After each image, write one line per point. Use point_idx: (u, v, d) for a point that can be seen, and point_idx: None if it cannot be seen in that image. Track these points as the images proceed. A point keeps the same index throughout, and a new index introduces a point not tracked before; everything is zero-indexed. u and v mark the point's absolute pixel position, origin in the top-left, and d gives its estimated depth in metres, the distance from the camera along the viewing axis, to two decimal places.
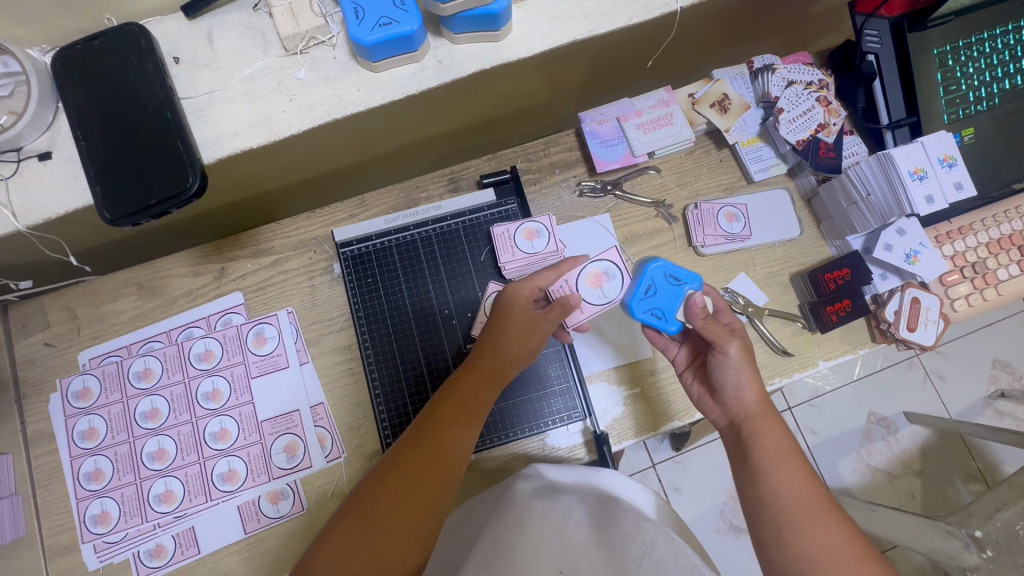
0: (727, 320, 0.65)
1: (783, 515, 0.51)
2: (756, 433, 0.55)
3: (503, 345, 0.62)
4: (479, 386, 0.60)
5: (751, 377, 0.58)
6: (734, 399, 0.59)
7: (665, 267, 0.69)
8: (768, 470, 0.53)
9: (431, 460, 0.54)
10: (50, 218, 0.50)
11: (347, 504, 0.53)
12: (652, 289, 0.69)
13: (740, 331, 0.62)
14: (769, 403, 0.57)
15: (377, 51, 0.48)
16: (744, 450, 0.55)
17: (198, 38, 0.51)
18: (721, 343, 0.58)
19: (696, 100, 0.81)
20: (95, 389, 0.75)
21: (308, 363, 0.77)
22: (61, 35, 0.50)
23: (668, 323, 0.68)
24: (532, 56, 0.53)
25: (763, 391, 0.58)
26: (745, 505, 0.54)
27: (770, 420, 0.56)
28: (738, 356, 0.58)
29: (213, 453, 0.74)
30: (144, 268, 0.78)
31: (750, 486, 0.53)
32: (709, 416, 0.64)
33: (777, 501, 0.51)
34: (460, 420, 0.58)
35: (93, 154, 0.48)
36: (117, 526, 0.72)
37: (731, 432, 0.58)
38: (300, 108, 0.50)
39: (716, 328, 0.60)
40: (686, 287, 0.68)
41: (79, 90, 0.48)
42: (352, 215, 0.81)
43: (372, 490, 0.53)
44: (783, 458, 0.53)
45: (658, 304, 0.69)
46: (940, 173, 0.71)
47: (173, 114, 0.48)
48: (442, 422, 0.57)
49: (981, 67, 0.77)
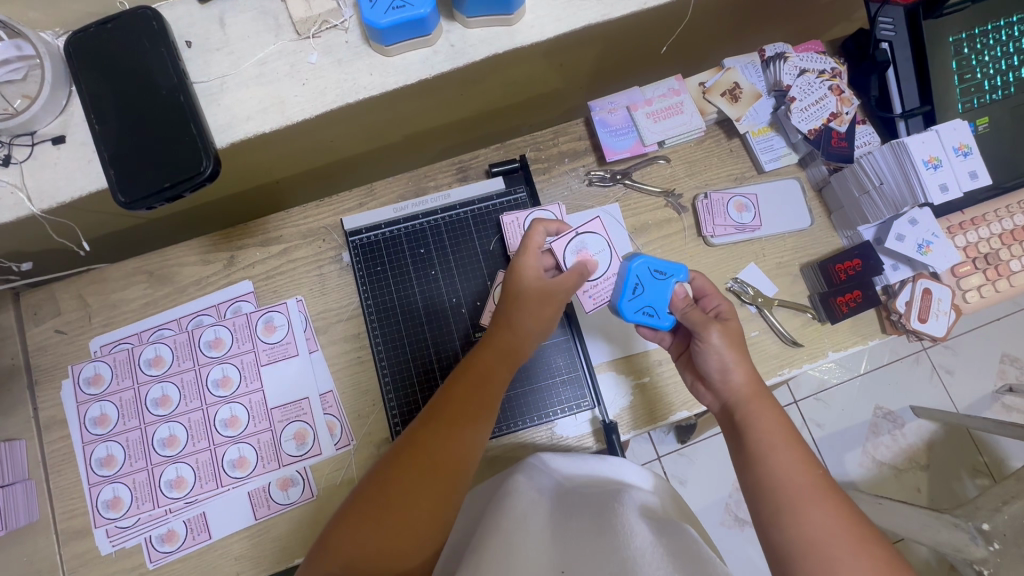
0: (714, 305, 0.64)
1: (781, 496, 0.50)
2: (750, 417, 0.55)
3: (519, 324, 0.62)
4: (497, 366, 0.60)
5: (736, 359, 0.58)
6: (723, 384, 0.59)
7: (648, 262, 0.66)
8: (764, 451, 0.53)
9: (450, 439, 0.54)
10: (64, 202, 0.50)
11: (365, 488, 0.52)
12: (639, 287, 0.66)
13: (729, 314, 0.62)
14: (760, 386, 0.57)
15: (390, 33, 0.48)
16: (739, 433, 0.56)
17: (210, 22, 0.51)
18: (699, 330, 0.60)
19: (706, 89, 0.80)
20: (107, 375, 0.76)
21: (317, 351, 0.77)
22: (75, 19, 0.50)
23: (660, 318, 0.65)
24: (545, 40, 0.53)
25: (752, 373, 0.58)
26: (744, 491, 0.54)
27: (762, 403, 0.56)
28: (721, 342, 0.59)
29: (223, 440, 0.74)
30: (154, 257, 0.78)
31: (748, 470, 0.54)
32: (703, 402, 0.63)
33: (775, 484, 0.51)
34: (478, 397, 0.58)
35: (106, 137, 0.47)
36: (129, 511, 0.72)
37: (726, 417, 0.58)
38: (313, 92, 0.50)
39: (697, 316, 0.61)
40: (672, 280, 0.66)
41: (93, 74, 0.48)
42: (361, 204, 0.81)
43: (390, 468, 0.53)
44: (780, 442, 0.53)
45: (647, 301, 0.66)
46: (955, 162, 0.69)
47: (186, 98, 0.48)
48: (460, 401, 0.57)
49: (997, 55, 0.76)
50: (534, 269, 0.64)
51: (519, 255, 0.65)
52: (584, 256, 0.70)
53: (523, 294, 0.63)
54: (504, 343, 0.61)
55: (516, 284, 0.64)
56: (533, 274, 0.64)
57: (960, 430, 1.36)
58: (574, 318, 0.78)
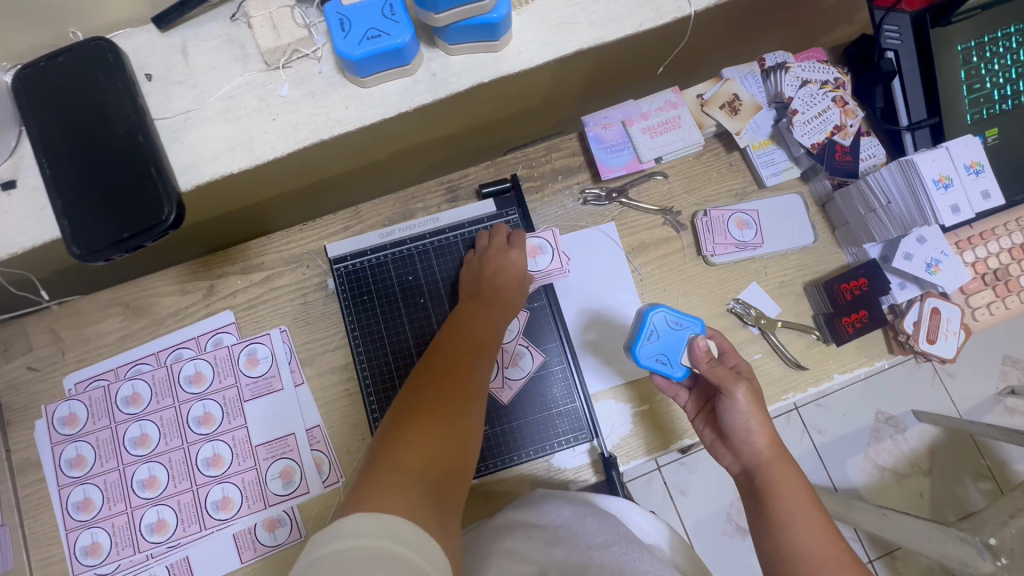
0: (734, 363, 0.61)
1: (801, 569, 0.49)
2: (770, 481, 0.53)
3: (501, 285, 0.71)
4: (490, 319, 0.67)
5: (760, 421, 0.55)
6: (745, 445, 0.56)
7: (667, 312, 0.62)
8: (784, 519, 0.51)
9: (463, 373, 0.58)
10: (17, 251, 0.46)
11: (400, 415, 0.51)
12: (654, 335, 0.62)
13: (747, 374, 0.60)
14: (782, 448, 0.55)
15: (365, 66, 0.44)
16: (760, 499, 0.53)
17: (171, 52, 0.47)
18: (726, 387, 0.56)
19: (705, 101, 0.77)
20: (82, 415, 0.72)
21: (303, 385, 0.74)
22: (25, 51, 0.46)
23: (674, 369, 0.62)
24: (533, 66, 0.49)
25: (774, 435, 0.55)
26: (760, 557, 0.52)
27: (784, 466, 0.54)
28: (746, 401, 0.55)
29: (206, 480, 0.71)
30: (129, 287, 0.75)
31: (766, 537, 0.52)
32: (723, 462, 0.61)
33: (795, 555, 0.50)
34: (478, 344, 0.63)
35: (59, 182, 0.44)
36: (109, 557, 0.69)
37: (744, 480, 0.56)
38: (284, 128, 0.46)
39: (721, 370, 0.57)
40: (687, 330, 0.62)
41: (43, 113, 0.44)
42: (346, 228, 0.77)
43: (416, 397, 0.54)
44: (801, 508, 0.52)
45: (661, 351, 0.62)
46: (967, 182, 0.67)
47: (145, 138, 0.44)
48: (460, 342, 0.62)
49: (1006, 64, 0.73)
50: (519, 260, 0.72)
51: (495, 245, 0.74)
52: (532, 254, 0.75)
53: (506, 270, 0.71)
54: (496, 301, 0.69)
55: (500, 263, 0.71)
56: (519, 258, 0.72)
57: (963, 435, 1.35)
58: (572, 345, 0.75)
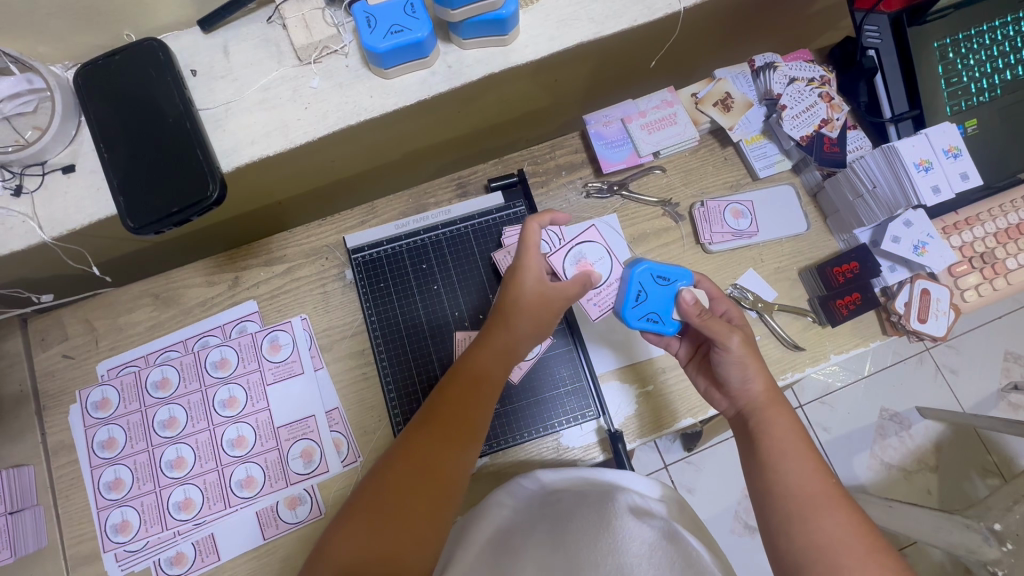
0: (723, 310, 0.65)
1: (790, 504, 0.51)
2: (765, 423, 0.56)
3: (515, 326, 0.62)
4: (494, 369, 0.60)
5: (755, 369, 0.58)
6: (740, 391, 0.59)
7: (650, 268, 0.66)
8: (776, 459, 0.54)
9: (444, 443, 0.54)
10: (76, 229, 0.51)
11: (357, 497, 0.52)
12: (643, 294, 0.67)
13: (739, 321, 0.64)
14: (776, 393, 0.58)
15: (389, 57, 0.49)
16: (754, 441, 0.56)
17: (214, 51, 0.52)
18: (720, 339, 0.58)
19: (699, 99, 0.81)
20: (114, 399, 0.76)
21: (322, 368, 0.77)
22: (83, 52, 0.52)
23: (665, 325, 0.67)
24: (539, 59, 0.54)
25: (769, 380, 0.58)
26: (755, 498, 0.55)
27: (778, 409, 0.57)
28: (739, 350, 0.58)
29: (230, 460, 0.74)
30: (160, 279, 0.79)
31: (760, 477, 0.54)
32: (719, 408, 0.65)
33: (785, 491, 0.52)
34: (474, 401, 0.58)
35: (115, 164, 0.49)
36: (138, 535, 0.73)
37: (740, 422, 0.60)
38: (316, 116, 0.52)
39: (715, 322, 0.59)
40: (677, 284, 0.67)
41: (100, 105, 0.49)
42: (363, 222, 0.82)
43: (388, 476, 0.52)
44: (793, 451, 0.54)
45: (653, 308, 0.67)
46: (946, 164, 0.71)
47: (192, 124, 0.49)
48: (457, 401, 0.57)
49: (982, 59, 0.77)
50: (536, 271, 0.64)
51: (521, 255, 0.64)
52: (585, 265, 0.74)
53: (521, 298, 0.62)
54: (499, 345, 0.61)
55: (515, 291, 0.63)
56: (533, 278, 0.63)
57: (967, 430, 1.36)
58: (577, 329, 0.79)
